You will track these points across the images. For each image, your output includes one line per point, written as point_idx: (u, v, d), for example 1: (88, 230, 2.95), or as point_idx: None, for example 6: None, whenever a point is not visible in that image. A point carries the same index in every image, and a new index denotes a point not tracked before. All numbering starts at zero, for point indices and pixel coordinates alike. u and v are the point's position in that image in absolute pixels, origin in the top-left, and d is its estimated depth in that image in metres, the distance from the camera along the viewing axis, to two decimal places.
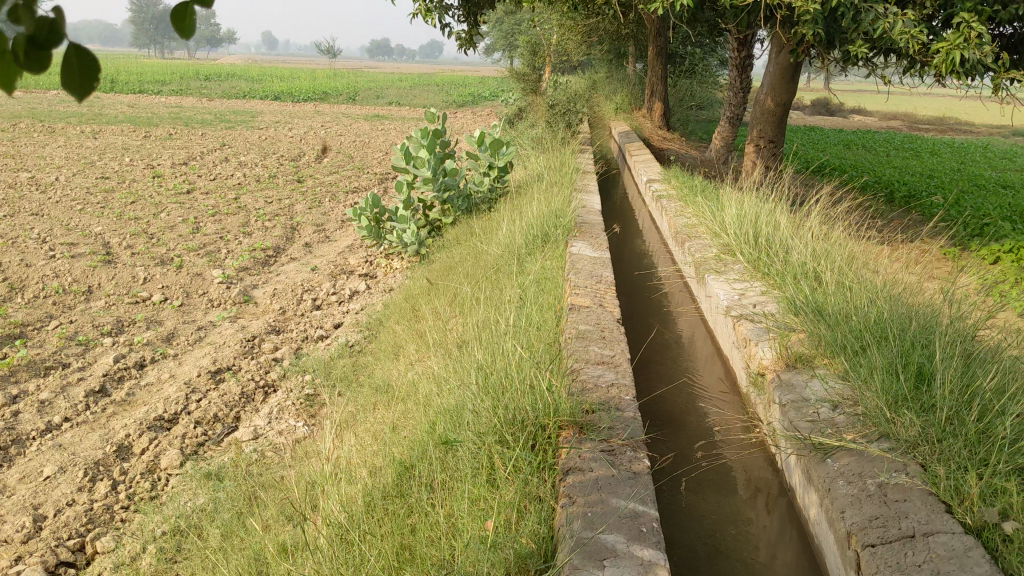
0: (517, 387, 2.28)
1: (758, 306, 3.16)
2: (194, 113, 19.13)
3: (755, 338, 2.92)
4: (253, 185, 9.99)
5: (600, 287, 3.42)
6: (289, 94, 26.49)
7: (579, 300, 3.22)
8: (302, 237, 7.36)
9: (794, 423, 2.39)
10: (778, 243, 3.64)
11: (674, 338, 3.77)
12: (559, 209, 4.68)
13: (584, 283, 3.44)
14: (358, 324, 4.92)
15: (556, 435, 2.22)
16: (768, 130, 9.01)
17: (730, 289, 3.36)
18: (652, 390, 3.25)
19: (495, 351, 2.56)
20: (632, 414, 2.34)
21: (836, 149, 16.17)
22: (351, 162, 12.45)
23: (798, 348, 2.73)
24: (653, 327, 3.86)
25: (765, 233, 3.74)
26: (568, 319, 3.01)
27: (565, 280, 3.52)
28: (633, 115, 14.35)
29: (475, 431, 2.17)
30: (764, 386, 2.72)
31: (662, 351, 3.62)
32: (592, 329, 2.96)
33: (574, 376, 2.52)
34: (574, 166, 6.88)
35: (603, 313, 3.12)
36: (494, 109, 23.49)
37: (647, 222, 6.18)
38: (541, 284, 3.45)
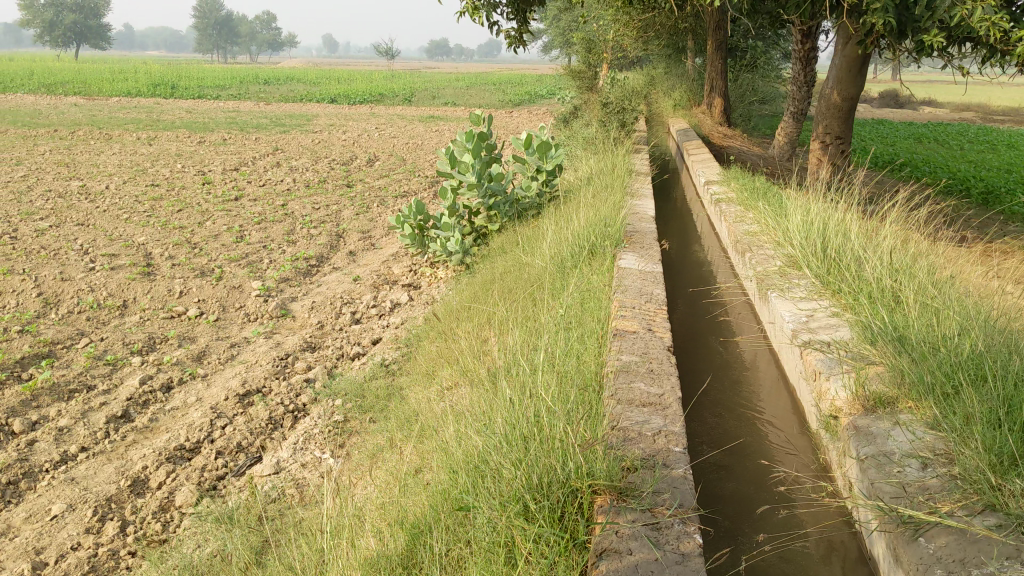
0: (544, 444, 1.99)
1: (828, 331, 2.81)
2: (250, 118, 19.19)
3: (825, 372, 2.59)
4: (302, 190, 9.85)
5: (650, 309, 3.11)
6: (345, 96, 26.54)
7: (626, 327, 2.92)
8: (346, 245, 7.17)
9: (876, 487, 2.06)
10: (849, 256, 3.28)
11: (736, 362, 3.46)
12: (608, 217, 4.37)
13: (632, 305, 3.13)
14: (397, 340, 4.67)
15: (589, 504, 1.92)
16: (834, 125, 8.58)
17: (797, 309, 3.02)
18: (712, 427, 2.95)
19: (525, 392, 2.27)
20: (681, 473, 2.03)
21: (905, 143, 15.55)
22: (403, 165, 12.27)
23: (878, 388, 2.39)
24: (712, 352, 3.55)
25: (836, 244, 3.38)
26: (612, 350, 2.71)
27: (611, 300, 3.22)
28: (692, 112, 13.93)
29: (495, 497, 1.88)
30: (841, 433, 2.38)
31: (724, 379, 3.31)
32: (637, 360, 2.65)
33: (614, 425, 2.21)
34: (626, 168, 6.56)
35: (651, 340, 2.82)
36: (550, 107, 23.21)
37: (706, 227, 5.83)
38: (583, 306, 3.15)
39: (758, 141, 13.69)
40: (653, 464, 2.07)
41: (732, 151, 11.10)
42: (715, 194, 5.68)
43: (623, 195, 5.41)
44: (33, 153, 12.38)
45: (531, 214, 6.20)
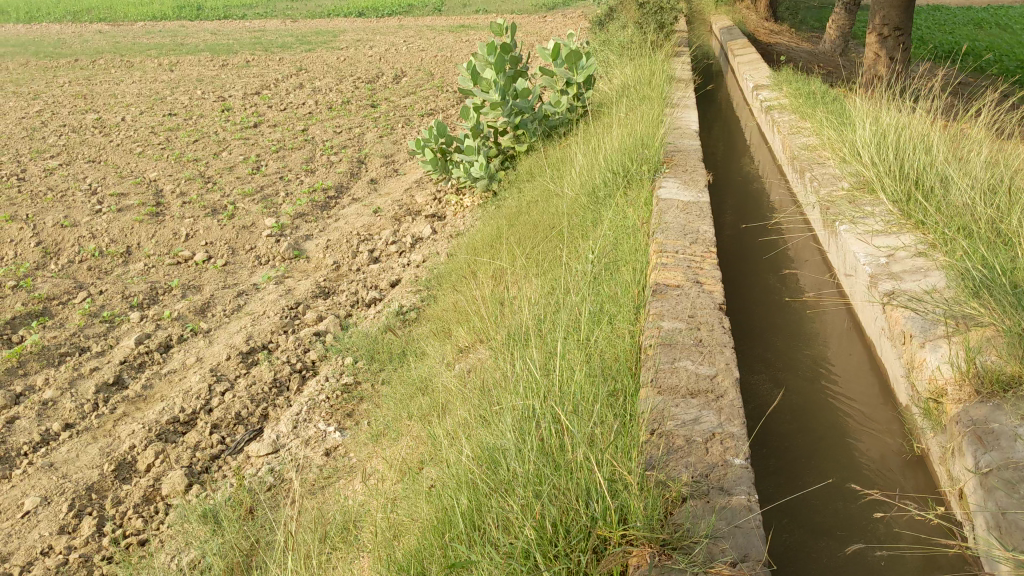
0: (561, 476, 1.61)
1: (916, 284, 2.39)
2: (274, 37, 18.59)
3: (919, 338, 2.22)
4: (325, 113, 9.38)
5: (697, 250, 2.67)
6: (374, 9, 25.66)
7: (668, 276, 2.49)
8: (368, 172, 6.73)
9: (1007, 517, 1.72)
10: (931, 175, 2.79)
11: (807, 329, 3.10)
12: (645, 135, 3.87)
13: (676, 246, 2.69)
14: (419, 280, 4.27)
15: (618, 561, 1.54)
16: (893, 15, 7.90)
17: (874, 249, 2.59)
18: (783, 425, 2.63)
19: (547, 387, 1.88)
20: (743, 503, 1.67)
21: (965, 29, 14.59)
22: (430, 81, 11.69)
23: (998, 369, 1.98)
24: (779, 316, 3.19)
25: (915, 161, 2.89)
26: (649, 315, 2.29)
27: (649, 244, 2.78)
28: (735, 7, 13.11)
29: (497, 552, 1.53)
30: (950, 430, 2.03)
31: (794, 354, 2.97)
32: (681, 327, 2.22)
33: (659, 432, 1.84)
34: (665, 75, 6.01)
35: (698, 296, 2.37)
36: (586, 10, 22.27)
37: (756, 136, 5.33)
38: (616, 256, 2.71)
39: (808, 36, 12.87)
40: (705, 493, 1.69)
41: (780, 49, 10.37)
42: (765, 98, 5.14)
43: (660, 105, 4.89)
44: (51, 85, 12.00)
45: (563, 131, 5.68)
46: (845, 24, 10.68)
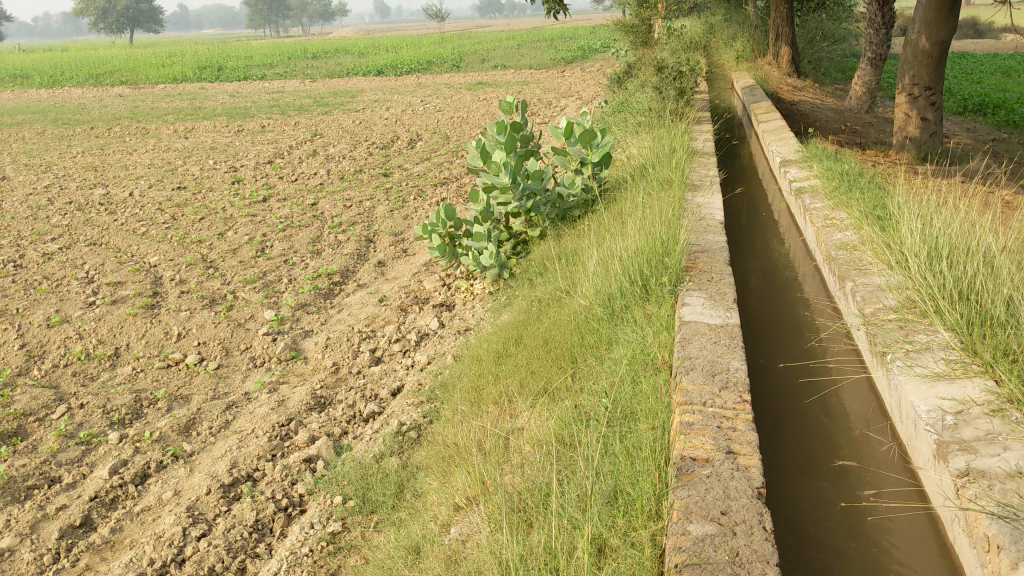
0: None
1: (990, 459, 1.97)
2: (291, 99, 18.58)
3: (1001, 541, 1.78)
4: (337, 183, 9.17)
5: (730, 403, 2.30)
6: (392, 66, 25.76)
7: (697, 448, 2.11)
8: (376, 253, 6.43)
9: None
10: (996, 304, 2.43)
11: (865, 512, 2.62)
12: (666, 234, 3.53)
13: (704, 399, 2.32)
14: (422, 390, 3.90)
15: None
16: (923, 74, 7.59)
17: (939, 404, 2.19)
18: None
19: None
20: None
21: (993, 79, 14.30)
22: (446, 146, 11.50)
23: None
24: (836, 517, 2.59)
25: (977, 285, 2.52)
26: (674, 513, 1.91)
27: (672, 391, 2.41)
28: (756, 63, 12.89)
29: None
30: None
31: (854, 556, 2.43)
32: (712, 532, 1.83)
33: None
34: (685, 150, 5.71)
35: (731, 479, 2.00)
36: (604, 65, 22.27)
37: (787, 219, 4.97)
38: (624, 409, 2.38)
39: (831, 92, 12.62)
40: None
41: (805, 108, 10.09)
42: (793, 179, 4.80)
43: (677, 190, 4.58)
44: (64, 156, 11.92)
45: (576, 214, 5.36)
46: (870, 81, 10.40)
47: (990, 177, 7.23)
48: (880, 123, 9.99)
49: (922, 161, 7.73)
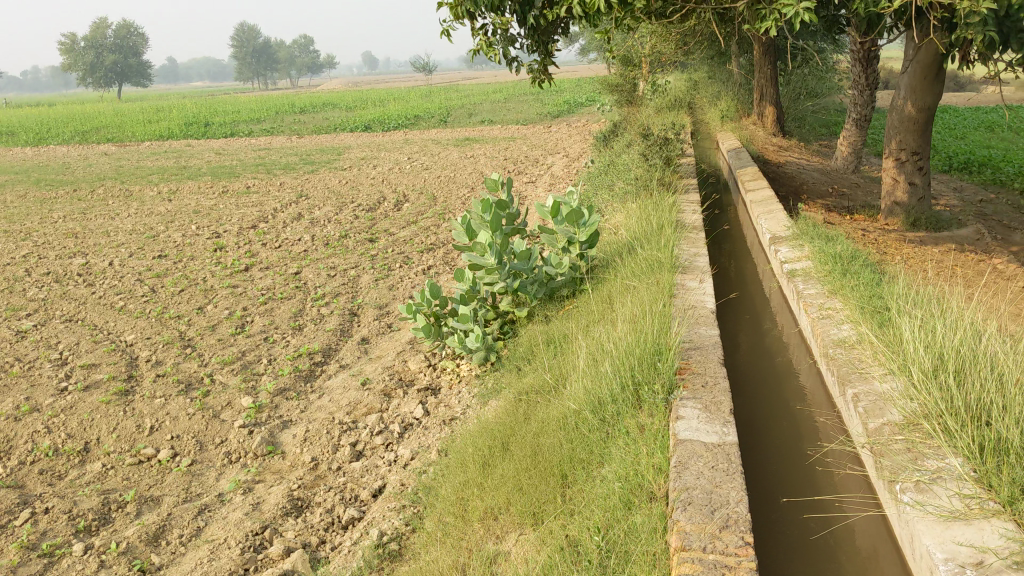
0: None
1: None
2: (278, 157, 18.52)
3: None
4: (321, 250, 9.02)
5: (733, 543, 2.13)
6: (380, 121, 25.83)
7: None
8: (359, 328, 6.25)
9: None
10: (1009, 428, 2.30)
11: None
12: (658, 331, 3.40)
13: (707, 541, 2.15)
14: (404, 491, 3.72)
15: None
16: (909, 139, 7.54)
17: (955, 552, 2.03)
18: None
19: None
20: None
21: (976, 134, 14.36)
22: (432, 208, 11.40)
23: None
24: None
25: (987, 406, 2.40)
26: None
27: (668, 529, 2.25)
28: (742, 122, 12.91)
29: None
30: None
31: None
32: None
33: None
34: (673, 227, 5.61)
35: None
36: (590, 120, 22.35)
37: (778, 297, 4.85)
38: (615, 554, 2.24)
39: (817, 150, 12.62)
40: None
41: (792, 170, 10.05)
42: (785, 259, 4.69)
43: (667, 275, 4.46)
44: (45, 221, 11.75)
45: (565, 293, 5.20)
46: (856, 141, 10.38)
47: (981, 243, 7.15)
48: (867, 184, 9.95)
49: (912, 226, 7.65)
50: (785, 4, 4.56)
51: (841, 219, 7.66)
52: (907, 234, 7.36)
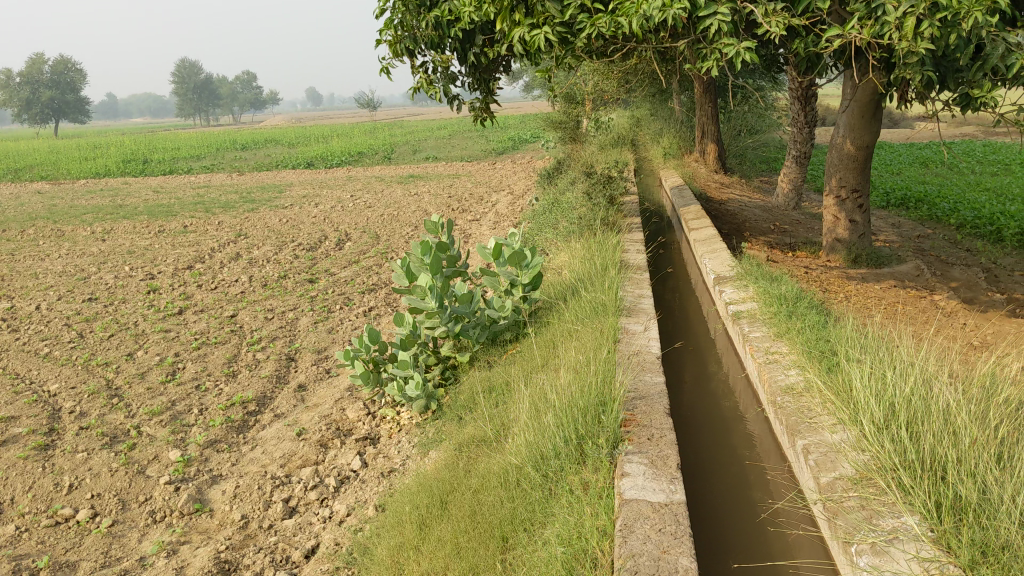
0: None
1: None
2: (218, 195, 18.20)
3: None
4: (258, 292, 8.78)
5: None
6: (322, 158, 25.60)
7: None
8: (296, 374, 6.05)
9: None
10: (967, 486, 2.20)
11: None
12: (602, 381, 3.27)
13: None
14: (339, 551, 3.52)
15: None
16: (849, 177, 7.59)
17: None
18: None
19: None
20: None
21: (912, 170, 14.65)
22: (374, 247, 11.23)
23: None
24: None
25: (944, 463, 2.30)
26: None
27: None
28: (684, 160, 12.99)
29: None
30: None
31: None
32: None
33: None
34: (616, 269, 5.53)
35: None
36: (535, 157, 22.40)
37: (723, 339, 4.77)
38: None
39: (758, 187, 12.72)
40: None
41: (734, 208, 10.08)
42: (730, 300, 4.61)
43: (612, 319, 4.35)
44: None
45: (508, 337, 5.07)
46: (796, 178, 10.47)
47: (921, 280, 7.19)
48: (808, 220, 10.02)
49: (853, 262, 7.68)
50: (725, 43, 4.53)
51: (784, 257, 7.66)
52: (849, 271, 7.38)
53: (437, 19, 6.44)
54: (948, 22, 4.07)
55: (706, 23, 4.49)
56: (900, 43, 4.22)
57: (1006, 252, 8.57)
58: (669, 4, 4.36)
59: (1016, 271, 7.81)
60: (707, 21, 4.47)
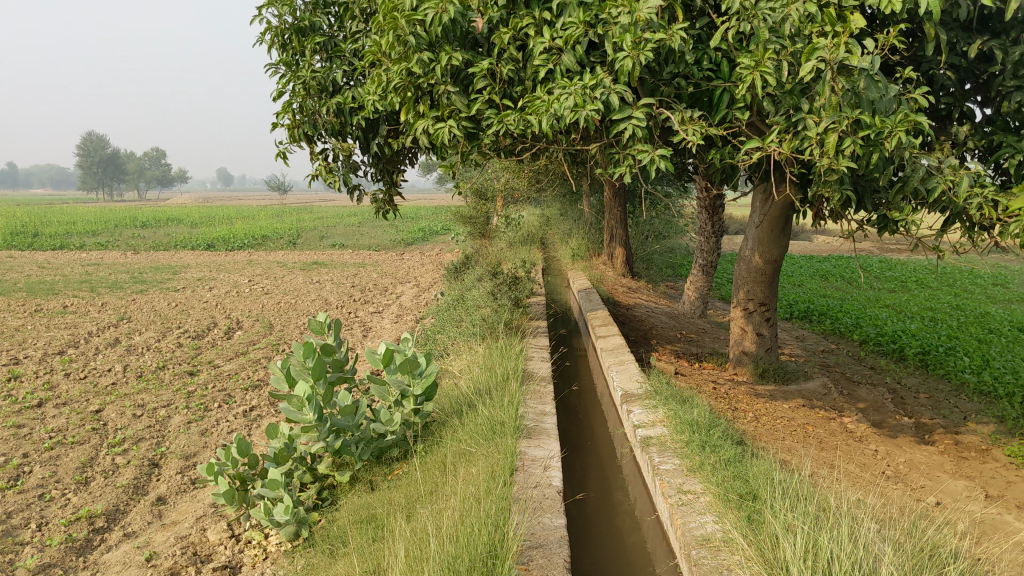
0: None
1: None
2: (106, 273, 17.28)
3: None
4: (132, 384, 8.08)
5: None
6: (224, 240, 24.83)
7: None
8: (157, 485, 5.41)
9: None
10: None
11: None
12: (493, 528, 2.84)
13: None
14: None
15: None
16: (757, 289, 7.42)
17: None
18: None
19: None
20: None
21: (813, 283, 14.85)
22: (266, 338, 10.63)
23: None
24: None
25: None
26: None
27: None
28: (591, 262, 12.85)
29: None
30: None
31: None
32: None
33: None
34: (516, 382, 5.14)
35: None
36: (442, 249, 22.14)
37: (630, 467, 4.39)
38: None
39: (664, 293, 12.61)
40: None
41: (640, 313, 9.86)
42: (638, 422, 4.25)
43: (510, 442, 3.93)
44: None
45: (394, 454, 4.58)
46: (703, 287, 10.35)
47: (829, 399, 7.01)
48: (714, 330, 9.88)
49: (760, 377, 7.47)
50: (639, 149, 4.26)
51: (690, 369, 7.40)
52: (757, 386, 7.15)
53: (339, 105, 6.07)
54: (870, 141, 3.89)
55: (619, 127, 4.19)
56: (819, 160, 4.01)
57: (910, 372, 8.52)
58: (581, 104, 4.08)
59: (921, 393, 7.71)
60: (621, 125, 4.17)
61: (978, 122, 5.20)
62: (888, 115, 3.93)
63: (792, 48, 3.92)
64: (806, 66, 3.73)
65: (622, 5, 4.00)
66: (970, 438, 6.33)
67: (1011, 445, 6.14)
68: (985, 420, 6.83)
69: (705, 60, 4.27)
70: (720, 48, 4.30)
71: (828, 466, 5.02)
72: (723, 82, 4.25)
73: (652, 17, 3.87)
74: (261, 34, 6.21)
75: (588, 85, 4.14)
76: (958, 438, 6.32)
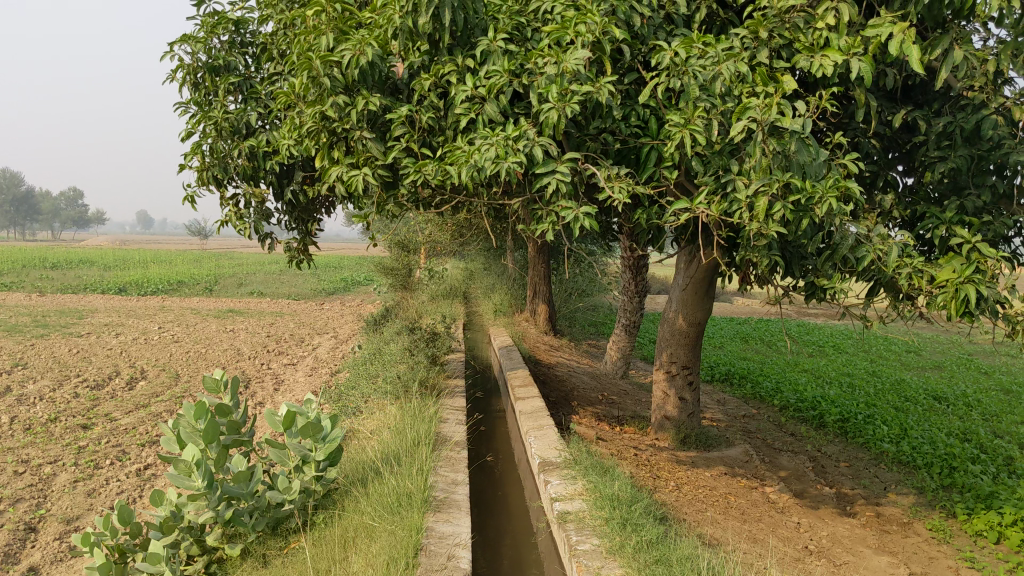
0: None
1: None
2: (7, 316, 16.46)
3: None
4: (18, 437, 7.53)
5: None
6: (137, 284, 24.00)
7: None
8: (31, 553, 4.94)
9: None
10: None
11: None
12: None
13: None
14: None
15: None
16: (680, 352, 7.27)
17: None
18: None
19: None
20: None
21: (734, 345, 14.89)
22: (170, 389, 10.11)
23: None
24: None
25: None
26: None
27: None
28: (513, 318, 12.66)
29: None
30: None
31: None
32: None
33: None
34: (426, 447, 4.85)
35: None
36: (364, 300, 21.73)
37: (546, 543, 4.12)
38: None
39: (587, 351, 12.45)
40: None
41: (562, 373, 9.66)
42: (556, 495, 3.99)
43: (416, 516, 3.65)
44: None
45: (292, 525, 4.23)
46: (625, 347, 10.21)
47: (751, 466, 6.86)
48: (636, 391, 9.72)
49: (682, 443, 7.29)
50: (563, 206, 4.06)
51: (611, 433, 7.19)
52: (678, 453, 6.96)
53: (251, 148, 5.77)
54: (800, 206, 3.77)
55: (543, 182, 3.99)
56: (748, 223, 3.87)
57: (830, 439, 8.44)
58: (503, 156, 3.86)
59: (841, 462, 7.63)
60: (545, 179, 3.97)
61: (902, 191, 5.17)
62: (818, 181, 3.83)
63: (723, 107, 3.80)
64: (737, 126, 3.63)
65: (549, 55, 3.85)
66: (892, 511, 6.22)
67: (932, 519, 6.04)
68: (904, 491, 6.74)
69: (634, 116, 4.13)
70: (648, 105, 4.18)
71: (751, 541, 4.82)
72: (650, 140, 4.10)
73: (579, 69, 3.71)
74: (173, 71, 5.89)
75: (511, 137, 3.94)
76: (880, 510, 6.20)
